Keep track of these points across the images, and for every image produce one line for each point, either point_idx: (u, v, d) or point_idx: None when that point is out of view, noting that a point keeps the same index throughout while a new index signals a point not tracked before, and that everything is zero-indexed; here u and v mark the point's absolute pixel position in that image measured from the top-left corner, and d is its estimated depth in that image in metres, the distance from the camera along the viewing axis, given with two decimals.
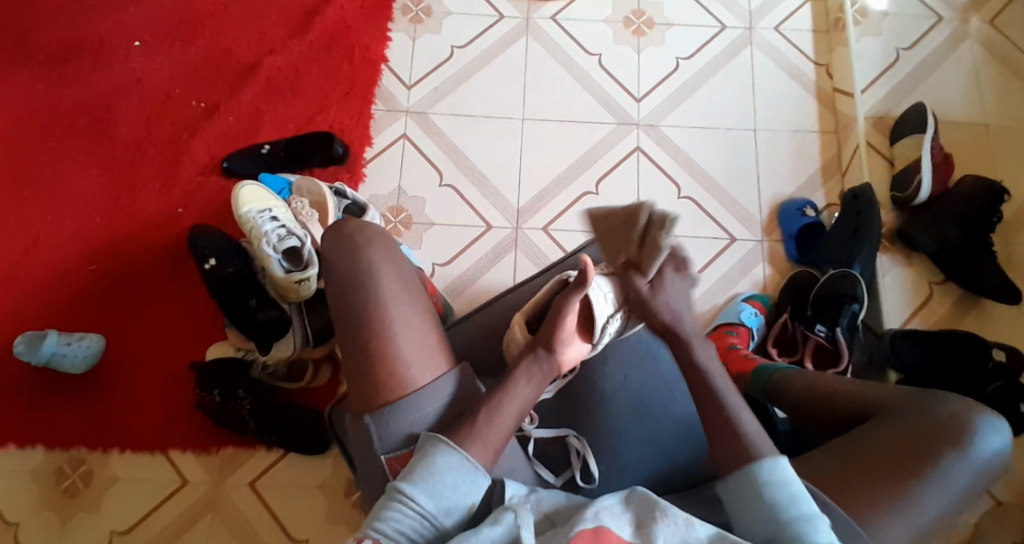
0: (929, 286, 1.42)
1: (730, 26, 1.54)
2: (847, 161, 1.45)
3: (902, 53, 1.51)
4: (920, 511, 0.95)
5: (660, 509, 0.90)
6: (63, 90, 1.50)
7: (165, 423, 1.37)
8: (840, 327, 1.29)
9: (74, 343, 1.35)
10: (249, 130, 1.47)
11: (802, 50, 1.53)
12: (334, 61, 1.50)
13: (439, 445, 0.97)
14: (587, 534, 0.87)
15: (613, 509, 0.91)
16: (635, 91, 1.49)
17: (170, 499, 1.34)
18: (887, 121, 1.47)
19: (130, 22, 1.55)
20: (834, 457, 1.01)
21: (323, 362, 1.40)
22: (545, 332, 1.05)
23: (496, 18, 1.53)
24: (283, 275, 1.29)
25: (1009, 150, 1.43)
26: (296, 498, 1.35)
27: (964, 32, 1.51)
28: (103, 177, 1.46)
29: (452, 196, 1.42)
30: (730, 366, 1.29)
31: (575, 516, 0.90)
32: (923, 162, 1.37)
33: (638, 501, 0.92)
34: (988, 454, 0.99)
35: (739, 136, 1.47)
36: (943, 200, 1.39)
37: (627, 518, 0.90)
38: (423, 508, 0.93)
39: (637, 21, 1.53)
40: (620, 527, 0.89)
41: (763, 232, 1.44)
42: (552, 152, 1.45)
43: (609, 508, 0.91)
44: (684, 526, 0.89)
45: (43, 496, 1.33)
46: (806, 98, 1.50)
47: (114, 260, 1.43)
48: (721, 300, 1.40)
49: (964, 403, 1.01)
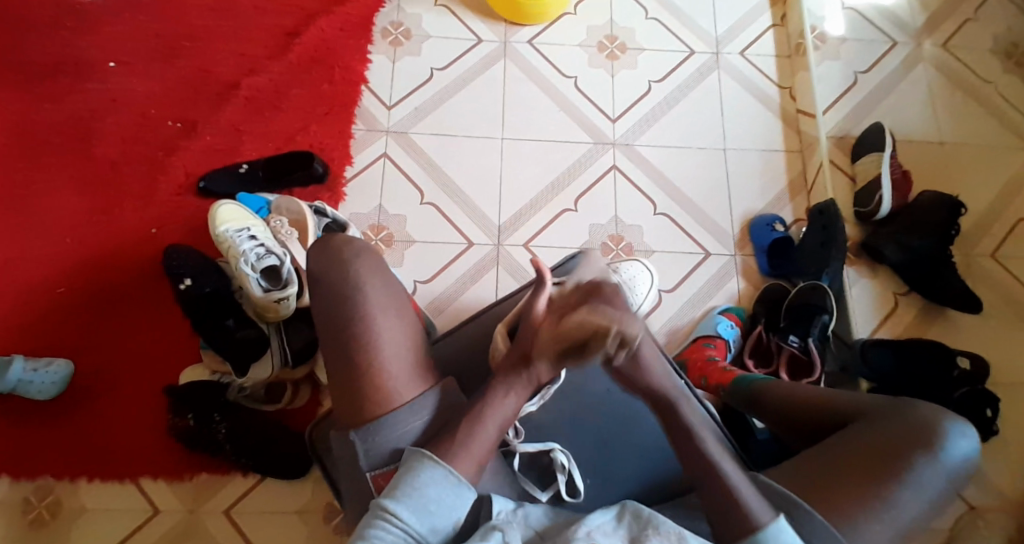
0: (894, 297, 1.46)
1: (699, 51, 1.60)
2: (813, 178, 1.51)
3: (860, 76, 1.58)
4: (893, 516, 0.98)
5: (653, 526, 0.92)
6: (30, 109, 1.47)
7: (137, 449, 1.32)
8: (812, 338, 1.33)
9: (42, 369, 1.31)
10: (227, 150, 1.46)
11: (766, 73, 1.59)
12: (314, 82, 1.51)
13: (422, 459, 0.97)
14: None
15: (605, 528, 0.92)
16: (610, 112, 1.53)
17: (141, 527, 1.29)
18: (849, 140, 1.54)
19: (105, 42, 1.53)
20: (811, 465, 1.03)
21: (302, 384, 1.38)
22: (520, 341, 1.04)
23: (475, 42, 1.56)
24: (261, 296, 1.28)
25: (968, 165, 1.50)
26: (274, 523, 1.31)
27: (918, 56, 1.59)
28: (72, 197, 1.43)
29: (433, 214, 1.43)
30: (710, 377, 1.30)
31: (568, 535, 0.90)
32: (884, 180, 1.44)
33: (631, 517, 0.93)
34: (955, 460, 1.01)
35: (710, 154, 1.52)
36: (904, 214, 1.46)
37: (620, 536, 0.92)
38: (407, 525, 0.92)
39: (610, 45, 1.58)
40: None
41: (736, 247, 1.48)
42: (531, 171, 1.47)
43: (601, 527, 0.92)
44: (677, 542, 0.90)
45: (6, 527, 1.27)
46: (771, 118, 1.56)
47: (84, 282, 1.39)
48: (699, 313, 1.43)
49: (931, 412, 1.04)
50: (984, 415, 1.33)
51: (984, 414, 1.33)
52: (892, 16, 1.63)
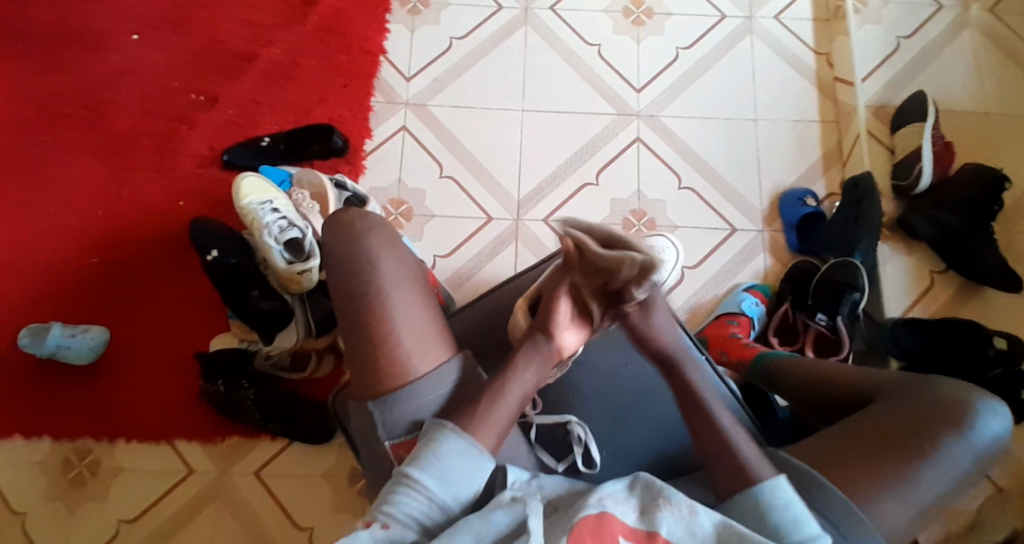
0: (930, 275, 1.41)
1: (731, 16, 1.53)
2: (848, 150, 1.44)
3: (903, 41, 1.50)
4: (918, 495, 0.95)
5: (664, 496, 0.90)
6: (62, 83, 1.51)
7: (171, 414, 1.38)
8: (840, 316, 1.29)
9: (79, 335, 1.36)
10: (250, 122, 1.48)
11: (801, 39, 1.52)
12: (334, 54, 1.50)
13: (443, 431, 0.96)
14: (592, 520, 0.86)
15: (615, 496, 0.90)
16: (634, 82, 1.49)
17: (175, 489, 1.35)
18: (888, 109, 1.46)
19: (132, 16, 1.55)
20: (838, 443, 1.00)
21: (326, 353, 1.41)
22: (540, 319, 1.02)
23: (495, 9, 1.53)
24: (285, 268, 1.30)
25: (1018, 136, 1.42)
26: (301, 485, 1.37)
27: (965, 20, 1.50)
28: (104, 169, 1.47)
29: (452, 188, 1.43)
30: (730, 352, 1.29)
31: (579, 502, 0.88)
32: (924, 151, 1.36)
33: (643, 488, 0.91)
34: (986, 438, 0.98)
35: (740, 126, 1.47)
36: (942, 187, 1.38)
37: (632, 505, 0.90)
38: (431, 492, 0.92)
39: (636, 11, 1.53)
40: (624, 513, 0.88)
41: (764, 222, 1.43)
42: (553, 144, 1.45)
43: (613, 494, 0.90)
44: (687, 513, 0.88)
45: (50, 485, 1.35)
46: (806, 86, 1.49)
47: (116, 253, 1.43)
48: (722, 290, 1.40)
49: (960, 388, 1.01)
50: (1022, 398, 1.26)
51: (1021, 397, 1.26)
52: None
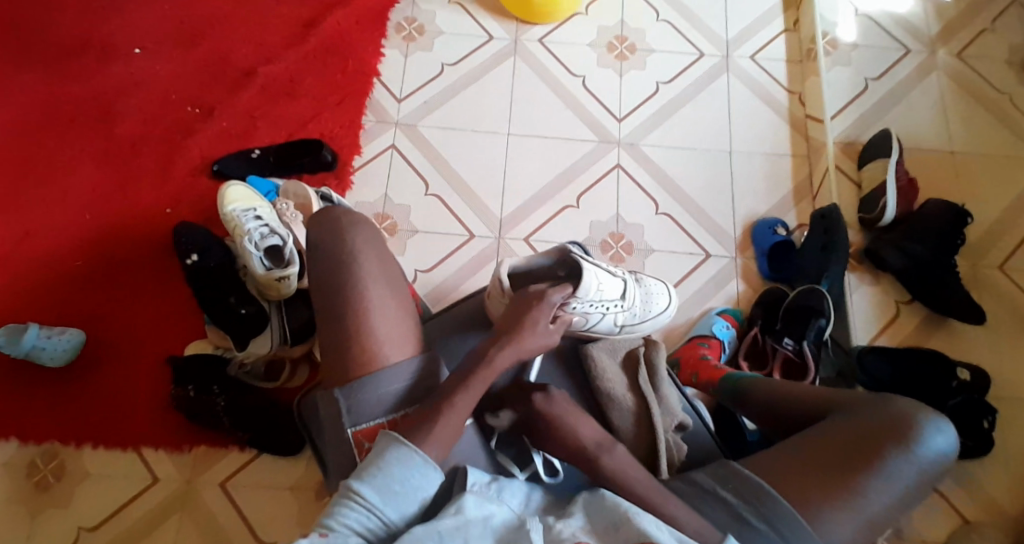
0: (896, 305, 1.43)
1: (709, 54, 1.61)
2: (819, 182, 1.50)
3: (871, 82, 1.57)
4: (865, 508, 0.95)
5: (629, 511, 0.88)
6: (59, 92, 1.54)
7: (141, 419, 1.37)
8: (806, 341, 1.31)
9: (56, 336, 1.35)
10: (241, 135, 1.51)
11: (776, 78, 1.60)
12: (328, 73, 1.55)
13: (391, 442, 0.89)
14: None
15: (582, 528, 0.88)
16: (616, 111, 1.55)
17: (140, 496, 1.33)
18: (857, 146, 1.53)
19: (133, 31, 1.60)
20: (790, 456, 0.99)
21: (300, 362, 1.41)
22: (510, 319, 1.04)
23: (486, 39, 1.59)
24: (263, 273, 1.31)
25: (978, 176, 1.49)
26: (266, 498, 1.34)
27: (932, 65, 1.58)
28: (93, 176, 1.49)
29: (436, 205, 1.46)
30: (700, 373, 1.26)
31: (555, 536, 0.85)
32: (889, 187, 1.42)
33: (607, 504, 0.89)
34: (932, 455, 0.98)
35: (716, 156, 1.53)
36: (910, 220, 1.42)
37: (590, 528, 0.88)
38: (373, 505, 0.85)
39: (620, 46, 1.60)
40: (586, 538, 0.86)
41: (738, 249, 1.47)
42: (537, 166, 1.50)
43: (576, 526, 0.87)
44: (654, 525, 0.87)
45: (13, 487, 1.33)
46: (779, 122, 1.56)
47: (99, 257, 1.44)
48: (696, 312, 1.42)
49: (909, 405, 1.01)
50: (980, 426, 1.29)
51: (980, 425, 1.30)
52: (907, 23, 1.62)
